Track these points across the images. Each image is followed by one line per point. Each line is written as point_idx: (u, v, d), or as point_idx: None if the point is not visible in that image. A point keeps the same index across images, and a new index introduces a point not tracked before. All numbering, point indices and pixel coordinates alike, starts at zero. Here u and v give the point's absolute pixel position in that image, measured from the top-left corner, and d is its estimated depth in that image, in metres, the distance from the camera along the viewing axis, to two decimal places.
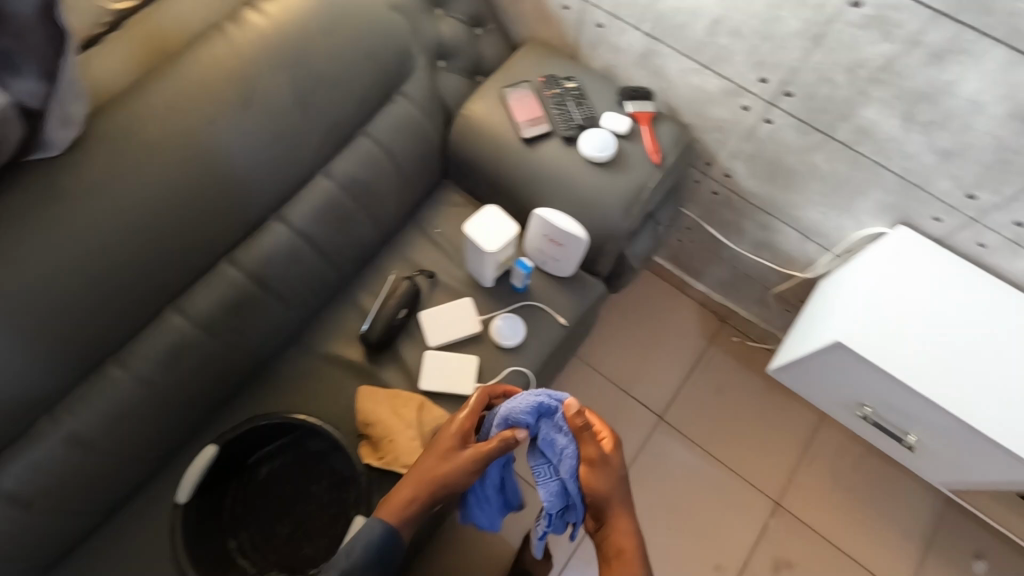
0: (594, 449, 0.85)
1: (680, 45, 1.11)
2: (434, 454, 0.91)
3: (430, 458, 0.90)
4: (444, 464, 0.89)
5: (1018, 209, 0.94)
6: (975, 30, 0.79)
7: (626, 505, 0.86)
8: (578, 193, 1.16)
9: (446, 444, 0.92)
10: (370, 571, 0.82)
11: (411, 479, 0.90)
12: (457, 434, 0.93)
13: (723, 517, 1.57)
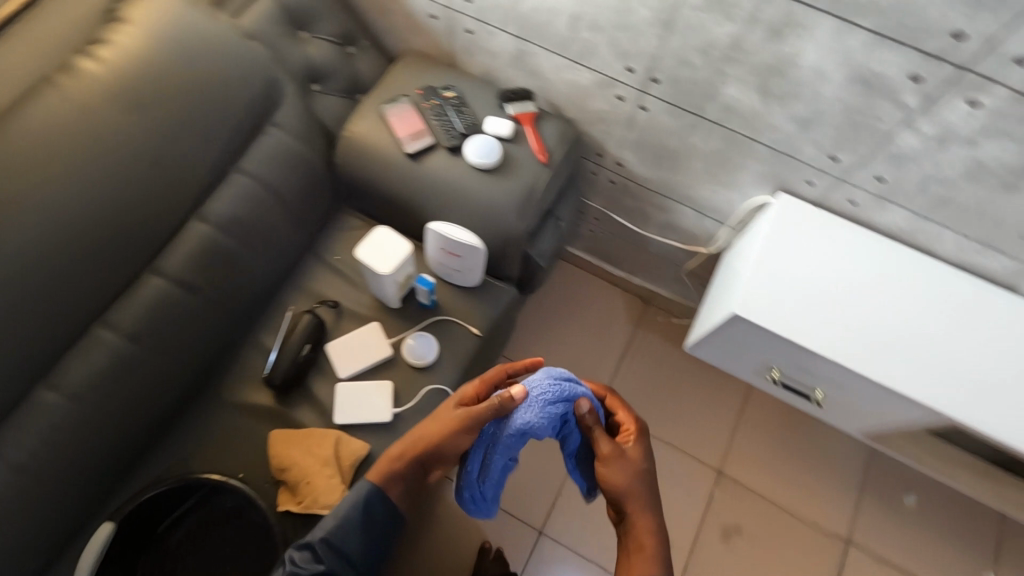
0: (609, 445, 0.85)
1: (548, 44, 1.12)
2: (429, 418, 0.92)
3: (425, 422, 0.92)
4: (434, 427, 0.90)
5: (877, 166, 0.99)
6: (803, 4, 0.82)
7: (645, 505, 0.84)
8: (469, 202, 1.15)
9: (443, 408, 0.92)
10: (356, 524, 0.91)
11: (405, 441, 0.93)
12: (458, 399, 0.92)
13: (671, 495, 1.60)
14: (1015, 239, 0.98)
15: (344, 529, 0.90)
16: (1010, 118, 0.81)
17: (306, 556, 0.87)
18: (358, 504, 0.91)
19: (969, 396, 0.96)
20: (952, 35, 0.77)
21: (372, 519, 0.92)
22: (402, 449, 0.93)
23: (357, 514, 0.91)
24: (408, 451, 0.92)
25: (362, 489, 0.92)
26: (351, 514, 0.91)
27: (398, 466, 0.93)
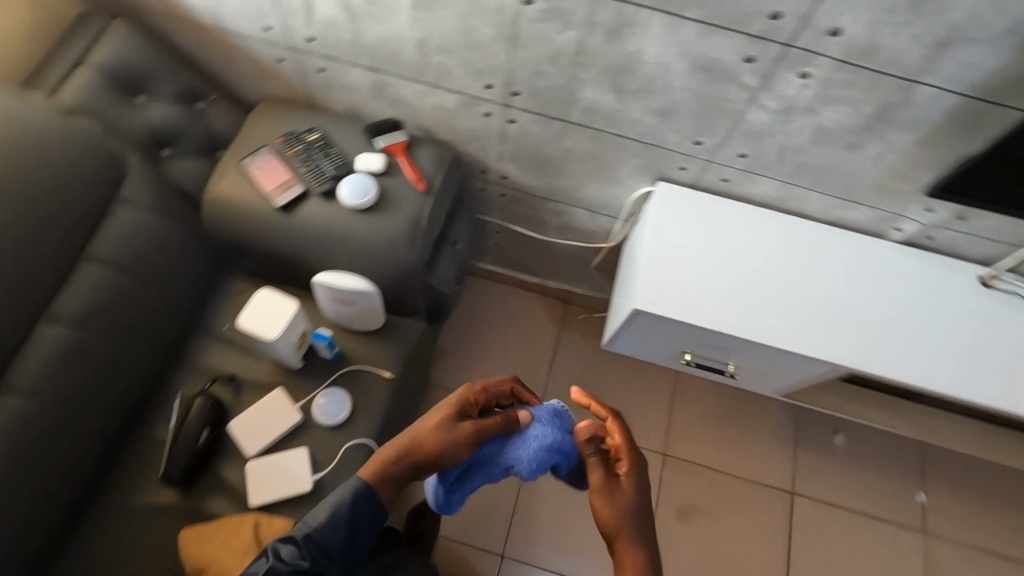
0: (598, 474, 0.83)
1: (402, 72, 1.09)
2: (429, 426, 0.84)
3: (425, 431, 0.84)
4: (440, 436, 0.83)
5: (736, 144, 1.03)
6: (631, 4, 0.84)
7: (633, 542, 0.78)
8: (354, 245, 1.10)
9: (443, 414, 0.85)
10: (340, 523, 0.82)
11: (400, 448, 0.84)
12: (458, 405, 0.87)
13: None
14: (871, 191, 1.04)
15: (328, 525, 0.81)
16: (839, 84, 0.86)
17: (287, 551, 0.80)
18: (346, 504, 0.82)
19: (854, 345, 1.02)
20: (770, 16, 0.80)
21: (358, 520, 0.83)
22: (397, 456, 0.84)
23: (346, 510, 0.82)
24: (405, 460, 0.83)
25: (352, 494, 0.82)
26: (339, 508, 0.82)
27: (391, 476, 0.84)
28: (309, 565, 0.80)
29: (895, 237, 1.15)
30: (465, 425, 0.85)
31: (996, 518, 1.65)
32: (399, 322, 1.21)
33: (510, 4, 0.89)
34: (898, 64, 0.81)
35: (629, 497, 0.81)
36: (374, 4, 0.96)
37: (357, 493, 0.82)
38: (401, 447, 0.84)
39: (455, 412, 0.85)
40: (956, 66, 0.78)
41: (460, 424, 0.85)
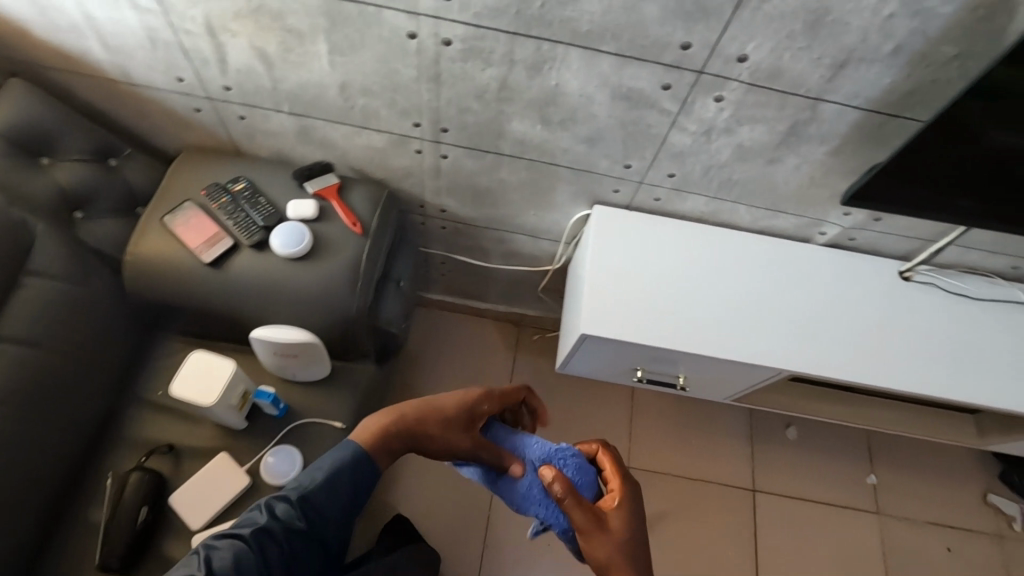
0: (580, 516, 0.77)
1: (327, 115, 1.06)
2: (438, 418, 0.88)
3: (433, 420, 0.88)
4: (442, 433, 0.87)
5: (664, 165, 1.06)
6: (548, 41, 0.85)
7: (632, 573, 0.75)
8: (292, 296, 1.06)
9: (453, 414, 0.89)
10: (334, 488, 0.84)
11: (406, 425, 0.87)
12: (470, 410, 0.90)
13: None
14: (794, 200, 1.09)
15: (326, 486, 0.83)
16: (752, 105, 0.90)
17: (283, 508, 0.81)
18: (345, 471, 0.85)
19: (788, 348, 1.08)
20: (681, 46, 0.83)
21: (351, 486, 0.85)
22: (401, 429, 0.87)
23: (344, 475, 0.84)
24: (407, 435, 0.87)
25: (350, 464, 0.85)
26: (339, 469, 0.84)
27: (388, 447, 0.87)
28: (304, 524, 0.81)
29: (819, 240, 1.21)
30: (467, 436, 0.87)
31: (939, 490, 1.74)
32: (347, 369, 1.18)
33: (429, 46, 0.89)
34: (803, 85, 0.85)
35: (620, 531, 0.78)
36: (290, 52, 0.94)
37: (357, 463, 0.85)
38: (409, 423, 0.88)
39: (463, 416, 0.89)
40: (854, 85, 0.84)
41: (464, 432, 0.88)
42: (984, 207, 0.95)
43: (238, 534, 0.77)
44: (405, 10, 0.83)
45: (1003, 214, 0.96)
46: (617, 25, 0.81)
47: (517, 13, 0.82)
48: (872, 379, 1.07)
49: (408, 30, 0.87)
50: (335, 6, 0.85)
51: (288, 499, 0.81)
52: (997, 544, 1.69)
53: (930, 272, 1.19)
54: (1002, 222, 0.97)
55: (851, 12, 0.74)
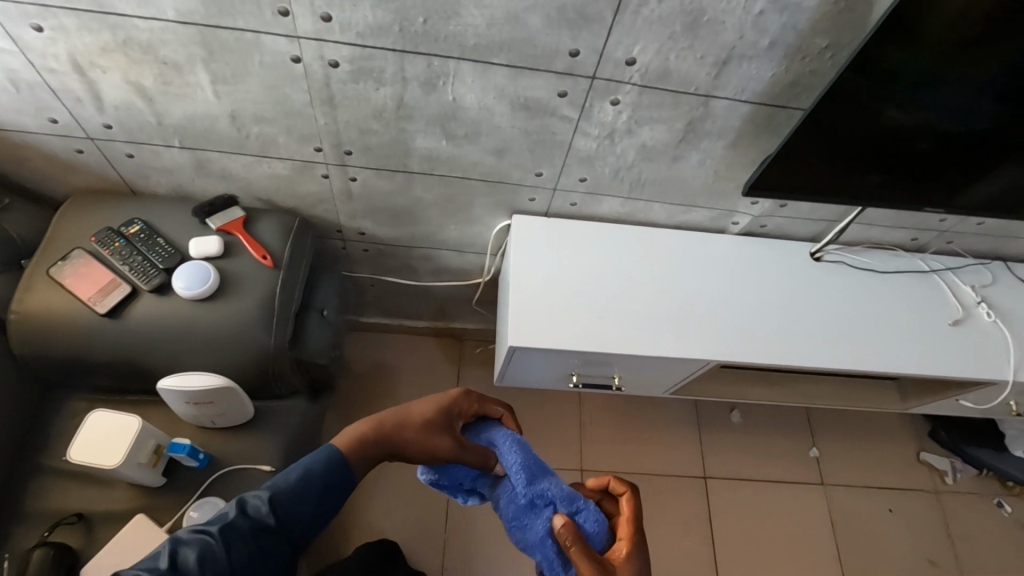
0: (590, 568, 0.67)
1: (222, 147, 1.01)
2: (416, 421, 0.77)
3: (410, 423, 0.77)
4: (422, 438, 0.77)
5: (574, 170, 1.06)
6: (437, 56, 0.84)
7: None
8: (203, 338, 1.01)
9: (432, 415, 0.78)
10: (314, 482, 0.69)
11: (383, 429, 0.76)
12: (452, 410, 0.80)
13: None
14: (704, 194, 1.12)
15: (300, 488, 0.68)
16: (648, 106, 0.91)
17: (251, 509, 0.65)
18: (321, 473, 0.70)
19: (711, 338, 1.10)
20: (570, 53, 0.83)
21: (333, 483, 0.70)
22: (379, 435, 0.75)
23: (322, 477, 0.69)
24: (387, 439, 0.76)
25: (327, 464, 0.70)
26: (316, 468, 0.69)
27: (366, 455, 0.74)
28: (276, 524, 0.65)
29: (734, 230, 1.25)
30: (448, 439, 0.78)
31: (877, 455, 1.82)
32: (272, 409, 1.13)
33: (315, 68, 0.85)
34: (692, 83, 0.87)
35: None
36: (169, 84, 0.89)
37: (334, 463, 0.71)
38: (385, 426, 0.76)
39: (445, 418, 0.79)
40: (740, 80, 0.86)
41: (445, 435, 0.78)
42: (887, 188, 1.02)
43: (202, 533, 0.62)
44: (284, 34, 0.80)
45: (904, 194, 1.04)
46: (503, 37, 0.81)
47: (401, 31, 0.80)
48: (792, 360, 1.11)
49: (291, 54, 0.83)
50: (209, 35, 0.81)
51: (257, 499, 0.66)
52: (933, 499, 1.78)
53: (838, 252, 1.25)
54: (903, 201, 1.05)
55: (725, 11, 0.76)
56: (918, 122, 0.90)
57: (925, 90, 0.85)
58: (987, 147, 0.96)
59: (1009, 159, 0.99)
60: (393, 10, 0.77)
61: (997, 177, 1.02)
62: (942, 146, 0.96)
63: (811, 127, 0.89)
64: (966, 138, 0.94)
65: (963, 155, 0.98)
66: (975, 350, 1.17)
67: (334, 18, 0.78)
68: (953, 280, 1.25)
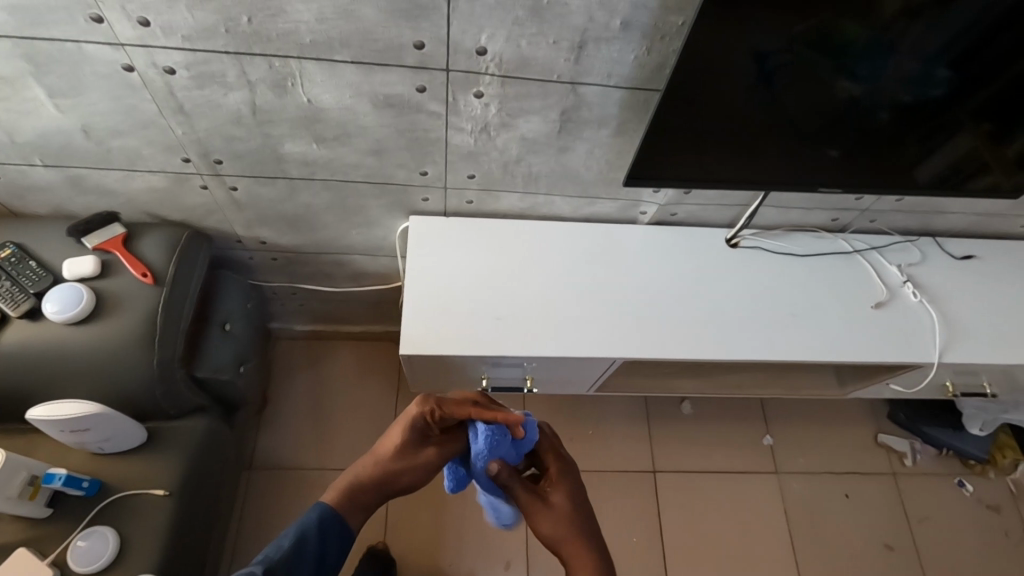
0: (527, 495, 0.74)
1: (87, 162, 0.97)
2: (386, 456, 0.76)
3: (387, 456, 0.76)
4: (404, 468, 0.76)
5: (459, 168, 1.01)
6: (277, 57, 0.79)
7: (589, 556, 0.70)
8: (81, 363, 0.98)
9: (400, 442, 0.76)
10: (306, 552, 0.71)
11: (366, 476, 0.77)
12: (416, 425, 0.75)
13: None
14: (602, 184, 1.07)
15: (291, 559, 0.70)
16: (516, 97, 0.86)
17: None
18: (314, 539, 0.72)
19: (616, 334, 1.06)
20: (415, 46, 0.78)
21: (326, 549, 0.72)
22: (366, 483, 0.76)
23: (315, 544, 0.71)
24: (372, 484, 0.76)
25: (317, 526, 0.73)
26: (306, 538, 0.71)
27: (358, 502, 0.76)
28: None
29: (645, 220, 1.21)
30: (429, 451, 0.76)
31: (833, 439, 1.78)
32: (171, 429, 1.10)
33: (153, 76, 0.81)
34: (553, 71, 0.82)
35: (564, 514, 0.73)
36: (6, 100, 0.84)
37: (325, 527, 0.73)
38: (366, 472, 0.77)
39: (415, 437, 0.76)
40: (603, 64, 0.82)
41: (419, 452, 0.76)
42: (836, 168, 1.03)
43: None
44: (107, 42, 0.76)
45: (857, 174, 1.04)
46: (339, 31, 0.76)
47: (228, 32, 0.75)
48: (702, 353, 1.06)
49: (121, 62, 0.79)
50: (29, 47, 0.76)
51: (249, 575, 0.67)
52: (890, 482, 1.73)
53: (755, 236, 1.21)
54: (855, 181, 1.05)
55: None
56: (829, 101, 0.90)
57: (845, 61, 0.83)
58: (927, 120, 0.96)
59: (964, 127, 0.98)
60: (213, 9, 0.72)
61: (950, 147, 1.02)
62: (902, 120, 0.96)
63: (698, 103, 0.87)
64: (924, 108, 0.93)
65: (903, 130, 0.98)
66: (898, 333, 1.12)
67: (153, 22, 0.73)
68: (877, 260, 1.21)
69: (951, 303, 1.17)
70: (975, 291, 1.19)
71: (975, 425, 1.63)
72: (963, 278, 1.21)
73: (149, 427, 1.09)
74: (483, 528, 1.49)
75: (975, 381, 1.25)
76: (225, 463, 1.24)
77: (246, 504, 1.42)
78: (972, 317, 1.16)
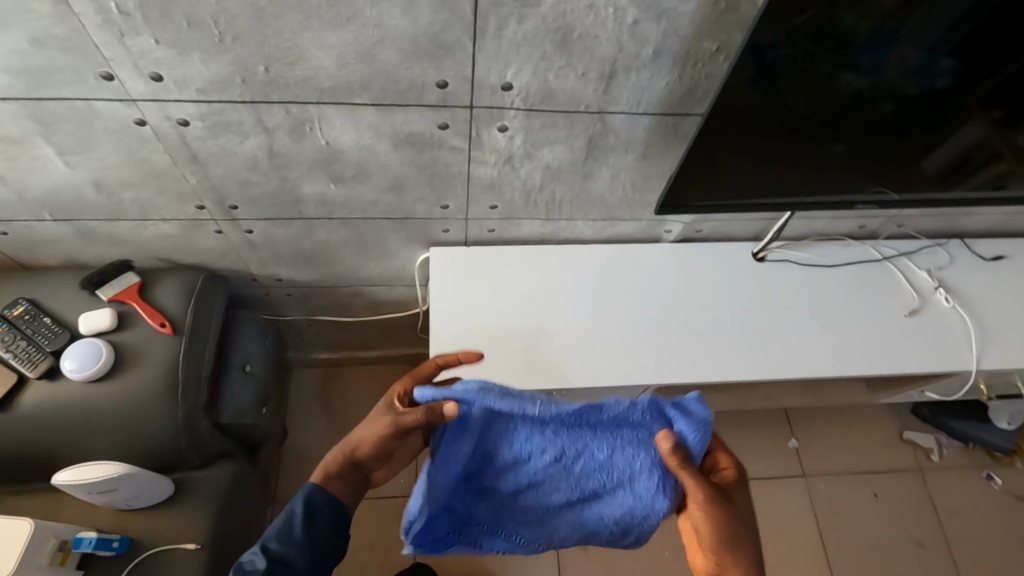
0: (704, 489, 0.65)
1: (98, 215, 0.94)
2: (362, 421, 0.73)
3: (360, 427, 0.72)
4: (369, 430, 0.71)
5: (481, 200, 0.99)
6: (295, 103, 0.76)
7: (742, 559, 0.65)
8: (104, 420, 0.96)
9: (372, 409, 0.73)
10: (302, 530, 0.66)
11: (346, 450, 0.72)
12: (390, 394, 0.73)
13: None
14: (626, 207, 1.05)
15: (286, 541, 0.65)
16: (541, 128, 0.84)
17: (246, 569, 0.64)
18: (305, 520, 0.67)
19: (649, 358, 1.04)
20: (438, 85, 0.75)
21: (322, 526, 0.67)
22: (342, 453, 0.71)
23: (304, 521, 0.67)
24: (349, 456, 0.71)
25: (309, 502, 0.67)
26: (296, 514, 0.67)
27: (339, 475, 0.71)
28: None
29: (668, 237, 1.19)
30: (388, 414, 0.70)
31: (857, 439, 1.77)
32: (199, 480, 1.07)
33: (166, 129, 0.78)
34: (581, 101, 0.80)
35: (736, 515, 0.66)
36: (13, 160, 0.81)
37: (314, 504, 0.67)
38: (347, 448, 0.72)
39: (382, 403, 0.72)
40: (633, 92, 0.79)
41: (385, 414, 0.71)
42: (836, 166, 0.96)
43: None
44: (118, 98, 0.73)
45: (860, 170, 0.98)
46: (361, 75, 0.73)
47: (244, 82, 0.72)
48: (737, 372, 1.04)
49: (133, 117, 0.76)
50: (36, 106, 0.73)
51: (250, 561, 0.65)
52: (918, 478, 1.72)
53: (782, 249, 1.19)
54: (852, 176, 0.99)
55: (594, 25, 0.69)
56: (829, 94, 0.83)
57: (847, 56, 0.77)
58: (932, 112, 0.88)
59: (970, 116, 0.90)
60: (228, 61, 0.69)
61: (955, 139, 0.94)
62: (900, 113, 0.88)
63: (725, 124, 0.84)
64: (925, 100, 0.86)
65: (910, 123, 0.90)
66: (933, 340, 1.10)
67: (166, 76, 0.70)
68: (907, 265, 1.19)
69: (984, 306, 1.15)
70: (1008, 292, 1.17)
71: (1003, 418, 1.64)
72: (994, 279, 1.19)
73: (176, 479, 1.06)
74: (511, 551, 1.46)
75: (1008, 381, 1.23)
76: (253, 506, 1.22)
77: None
78: (1007, 319, 1.14)
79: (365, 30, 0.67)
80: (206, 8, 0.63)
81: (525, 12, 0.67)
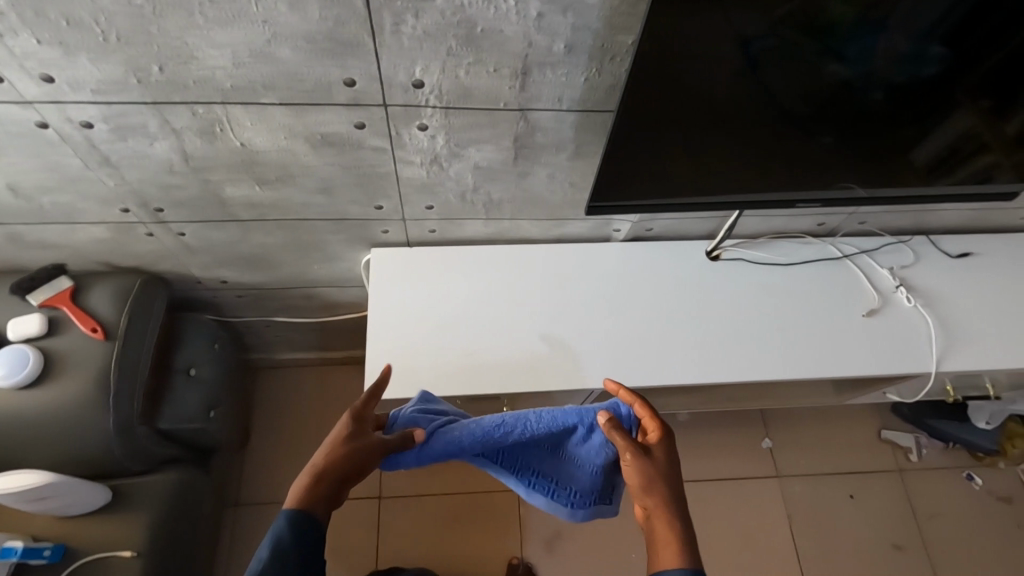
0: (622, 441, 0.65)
1: (21, 220, 0.92)
2: (335, 439, 0.65)
3: (334, 445, 0.64)
4: (352, 449, 0.64)
5: (415, 201, 0.96)
6: (199, 103, 0.73)
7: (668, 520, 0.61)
8: (35, 427, 0.95)
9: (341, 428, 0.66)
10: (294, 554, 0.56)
11: (325, 468, 0.62)
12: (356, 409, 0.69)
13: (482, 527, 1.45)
14: (570, 207, 1.01)
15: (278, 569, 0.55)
16: (463, 127, 0.80)
17: None
18: (292, 545, 0.57)
19: (596, 361, 1.00)
20: (345, 83, 0.72)
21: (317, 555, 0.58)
22: (322, 474, 0.62)
23: (298, 548, 0.57)
24: (334, 476, 0.62)
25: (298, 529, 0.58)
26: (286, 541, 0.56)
27: (324, 496, 0.61)
28: None
29: (619, 236, 1.16)
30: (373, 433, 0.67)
31: (834, 439, 1.73)
32: (140, 485, 1.06)
33: (70, 131, 0.75)
34: (499, 98, 0.76)
35: (658, 473, 0.64)
36: None
37: (301, 533, 0.58)
38: (320, 464, 0.62)
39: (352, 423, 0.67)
40: (552, 89, 0.76)
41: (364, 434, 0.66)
42: (822, 159, 0.91)
43: None
44: (13, 100, 0.70)
45: (859, 167, 0.94)
46: (262, 75, 0.70)
47: (141, 82, 0.69)
48: (690, 376, 1.00)
49: (33, 119, 0.73)
50: None
51: None
52: (897, 479, 1.68)
53: (737, 247, 1.15)
54: (842, 170, 0.94)
55: (497, 19, 0.66)
56: (819, 84, 0.78)
57: (835, 44, 0.73)
58: (923, 101, 0.84)
59: (959, 107, 0.86)
60: (120, 61, 0.67)
61: (943, 131, 0.90)
62: (893, 103, 0.83)
63: (659, 121, 0.80)
64: (918, 88, 0.81)
65: (901, 114, 0.85)
66: (898, 341, 1.06)
67: (58, 77, 0.68)
68: (868, 264, 1.15)
69: (949, 305, 1.11)
70: (973, 290, 1.13)
71: (982, 418, 1.58)
72: (961, 277, 1.14)
73: (117, 485, 1.05)
74: (473, 552, 1.42)
75: (976, 382, 1.19)
76: (204, 509, 1.21)
77: (234, 543, 1.39)
78: (971, 318, 1.09)
79: (255, 28, 0.64)
80: (83, 8, 0.61)
81: (421, 6, 0.63)
